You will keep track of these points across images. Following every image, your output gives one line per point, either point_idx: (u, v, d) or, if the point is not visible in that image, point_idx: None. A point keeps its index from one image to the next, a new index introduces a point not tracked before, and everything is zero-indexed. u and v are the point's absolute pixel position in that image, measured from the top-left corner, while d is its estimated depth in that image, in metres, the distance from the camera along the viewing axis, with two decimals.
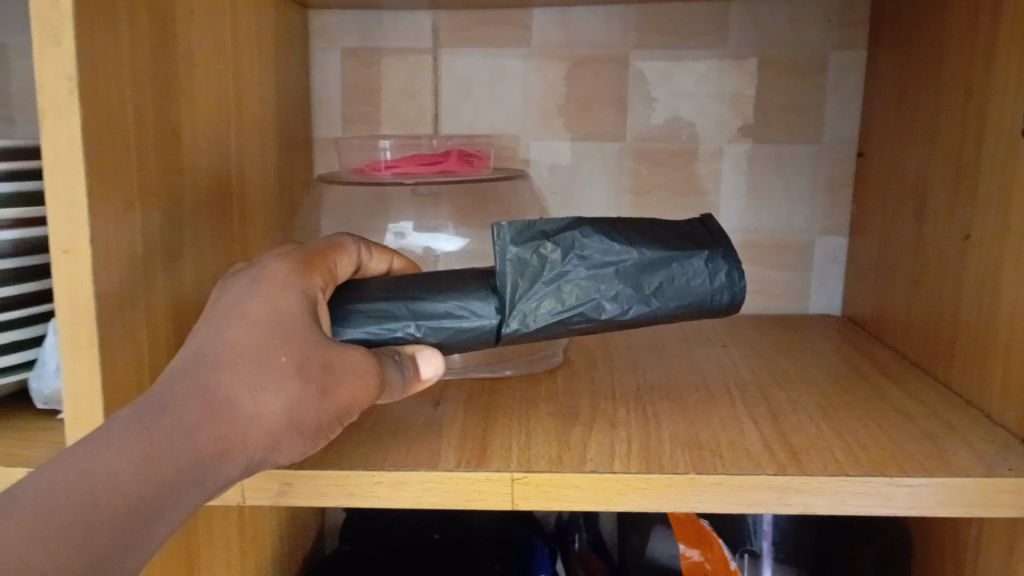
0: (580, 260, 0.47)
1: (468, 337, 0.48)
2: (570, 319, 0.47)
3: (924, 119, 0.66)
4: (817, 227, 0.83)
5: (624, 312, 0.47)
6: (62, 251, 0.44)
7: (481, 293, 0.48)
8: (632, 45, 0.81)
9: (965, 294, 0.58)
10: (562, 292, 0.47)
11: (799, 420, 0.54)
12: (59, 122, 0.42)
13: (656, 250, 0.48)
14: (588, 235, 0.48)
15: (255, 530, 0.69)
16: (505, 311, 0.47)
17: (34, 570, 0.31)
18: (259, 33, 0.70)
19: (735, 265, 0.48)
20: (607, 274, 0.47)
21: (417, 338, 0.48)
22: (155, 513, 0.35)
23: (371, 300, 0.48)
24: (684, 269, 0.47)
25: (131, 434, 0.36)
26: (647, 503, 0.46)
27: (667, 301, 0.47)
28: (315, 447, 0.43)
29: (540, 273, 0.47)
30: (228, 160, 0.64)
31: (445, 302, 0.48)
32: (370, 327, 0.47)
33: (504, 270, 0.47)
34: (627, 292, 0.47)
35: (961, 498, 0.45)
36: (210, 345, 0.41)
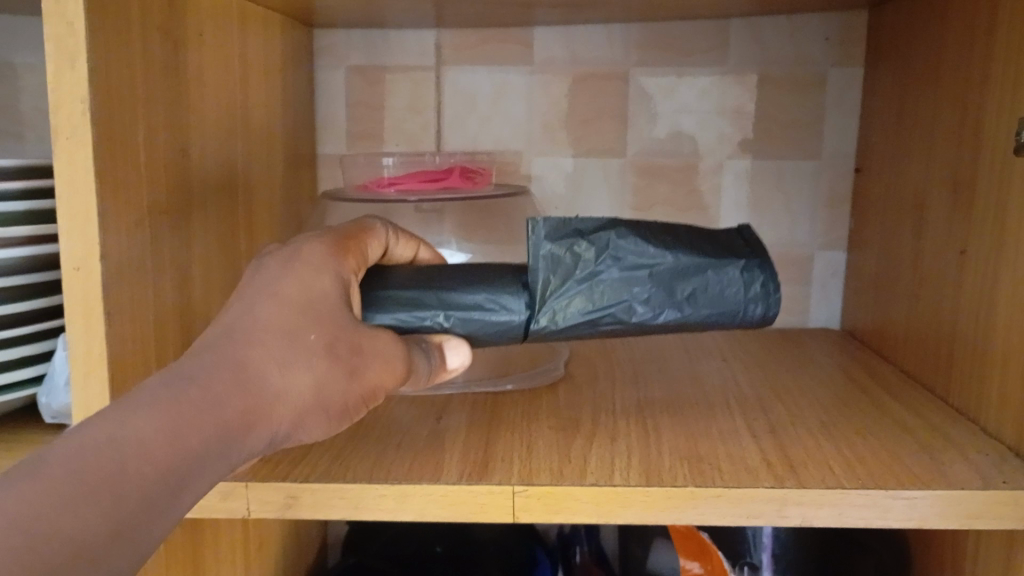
0: (613, 261, 0.48)
1: (496, 329, 0.49)
2: (600, 319, 0.48)
3: (921, 135, 0.67)
4: (817, 242, 0.84)
5: (655, 316, 0.48)
6: (73, 269, 0.45)
7: (513, 288, 0.49)
8: (634, 62, 0.82)
9: (962, 308, 0.59)
10: (593, 292, 0.48)
11: (798, 433, 0.55)
12: (72, 140, 0.43)
13: (692, 256, 0.48)
14: (624, 235, 0.48)
15: (259, 543, 0.70)
16: (534, 307, 0.48)
17: (64, 534, 0.30)
18: (267, 51, 0.71)
19: (771, 276, 0.48)
20: (640, 276, 0.48)
21: (445, 328, 0.49)
22: (182, 483, 0.35)
23: (400, 287, 0.49)
24: (719, 277, 0.48)
25: (164, 399, 0.35)
26: (647, 516, 0.47)
27: (699, 308, 0.48)
28: (337, 429, 0.44)
29: (573, 271, 0.48)
30: (235, 177, 0.65)
31: (475, 294, 0.49)
32: (400, 314, 0.48)
33: (537, 266, 0.48)
34: (659, 296, 0.48)
35: (957, 510, 0.46)
36: (241, 317, 0.40)
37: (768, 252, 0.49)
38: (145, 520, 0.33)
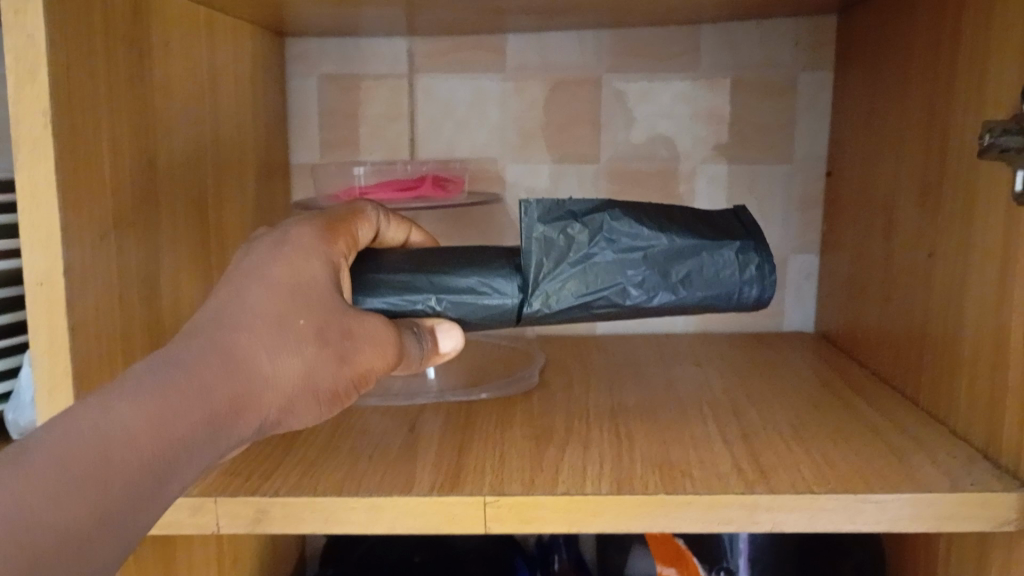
0: (607, 243, 0.48)
1: (488, 313, 0.49)
2: (594, 302, 0.48)
3: (889, 137, 0.67)
4: (791, 245, 0.84)
5: (649, 299, 0.48)
6: (37, 284, 0.45)
7: (505, 271, 0.49)
8: (606, 68, 0.82)
9: (931, 311, 0.59)
10: (587, 275, 0.48)
11: (769, 438, 0.55)
12: (34, 157, 0.43)
13: (688, 238, 0.48)
14: (618, 217, 0.49)
15: (233, 556, 0.69)
16: (527, 290, 0.48)
17: (51, 522, 0.31)
18: (237, 61, 0.71)
19: (767, 258, 0.48)
20: (634, 259, 0.48)
21: (437, 312, 0.49)
22: (167, 470, 0.35)
23: (392, 271, 0.49)
24: (714, 259, 0.48)
25: (149, 389, 0.36)
26: (618, 524, 0.47)
27: (694, 290, 0.48)
28: (329, 413, 0.44)
29: (566, 254, 0.48)
30: (205, 188, 0.65)
31: (468, 278, 0.49)
32: (391, 298, 0.48)
33: (530, 249, 0.48)
34: (653, 278, 0.48)
35: (927, 512, 0.46)
36: (228, 304, 0.40)
37: (763, 236, 0.49)
38: (133, 506, 0.34)
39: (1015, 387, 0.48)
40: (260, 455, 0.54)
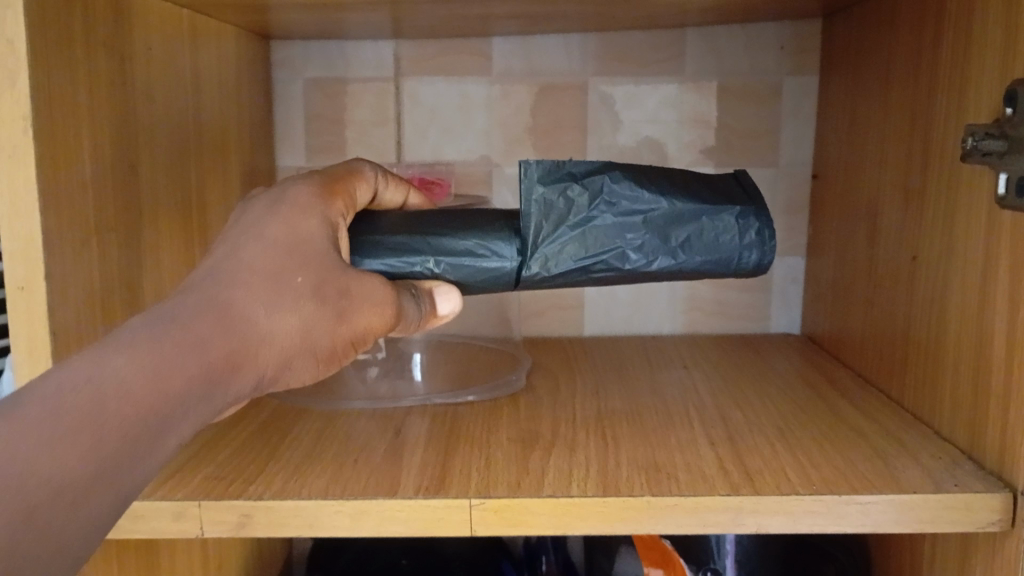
0: (607, 206, 0.48)
1: (486, 276, 0.48)
2: (593, 265, 0.48)
3: (872, 142, 0.68)
4: (777, 248, 0.84)
5: (649, 263, 0.48)
6: (17, 287, 0.44)
7: (504, 234, 0.49)
8: (592, 72, 0.82)
9: (915, 312, 0.60)
10: (587, 239, 0.48)
11: (755, 441, 0.55)
12: (13, 160, 0.43)
13: (688, 202, 0.48)
14: (618, 180, 0.48)
15: (218, 562, 0.69)
16: (526, 253, 0.48)
17: (43, 472, 0.32)
18: (221, 66, 0.70)
19: (767, 224, 0.48)
20: (634, 223, 0.48)
21: (435, 274, 0.48)
22: (163, 423, 0.36)
23: (389, 233, 0.49)
24: (714, 224, 0.48)
25: (145, 343, 0.36)
26: (604, 528, 0.47)
27: (694, 255, 0.48)
28: (328, 371, 0.44)
29: (566, 217, 0.48)
30: (189, 192, 0.64)
31: (467, 240, 0.49)
32: (389, 260, 0.48)
33: (529, 211, 0.48)
34: (653, 242, 0.48)
35: (911, 515, 0.46)
36: (227, 259, 0.41)
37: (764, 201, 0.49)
38: (128, 458, 0.35)
39: (997, 389, 0.48)
40: (245, 460, 0.54)
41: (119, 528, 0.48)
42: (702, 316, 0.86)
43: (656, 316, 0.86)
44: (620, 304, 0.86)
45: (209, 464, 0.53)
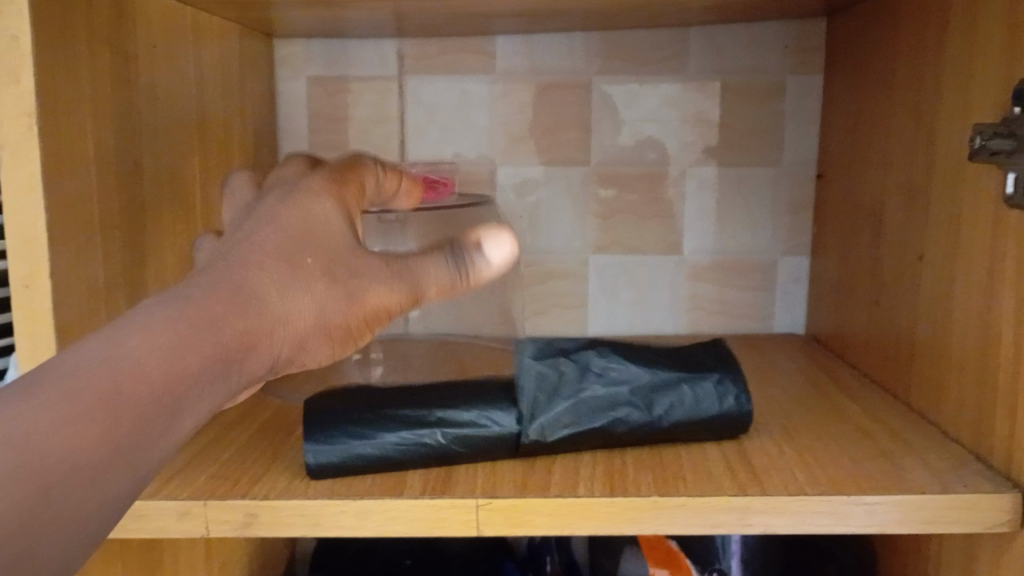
0: (596, 378, 0.54)
1: (488, 443, 0.51)
2: (587, 433, 0.52)
3: (876, 142, 0.68)
4: (781, 248, 0.84)
5: (636, 428, 0.52)
6: (21, 286, 0.44)
7: (505, 404, 0.52)
8: (595, 71, 0.82)
9: (920, 312, 0.59)
10: (579, 408, 0.52)
11: (761, 441, 0.55)
12: (18, 158, 0.43)
13: (670, 372, 0.54)
14: (604, 356, 0.55)
15: (222, 561, 0.69)
16: (524, 421, 0.51)
17: (59, 450, 0.31)
18: (223, 63, 0.70)
19: (743, 389, 0.54)
20: (622, 392, 0.53)
21: (441, 446, 0.50)
22: (179, 402, 0.35)
23: (400, 410, 0.52)
24: (695, 391, 0.53)
25: (159, 322, 0.36)
26: (609, 528, 0.47)
27: (674, 418, 0.53)
28: (344, 353, 0.44)
29: (558, 388, 0.53)
30: (192, 190, 0.64)
31: (471, 410, 0.51)
32: (402, 437, 0.50)
33: (525, 382, 0.54)
34: (641, 410, 0.52)
35: (918, 515, 0.46)
36: (238, 243, 0.41)
37: (739, 366, 0.55)
38: (142, 441, 0.34)
39: (1004, 389, 0.48)
40: (248, 460, 0.53)
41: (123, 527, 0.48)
42: (705, 316, 0.86)
43: (658, 315, 0.86)
44: (622, 304, 0.86)
45: (213, 463, 0.53)
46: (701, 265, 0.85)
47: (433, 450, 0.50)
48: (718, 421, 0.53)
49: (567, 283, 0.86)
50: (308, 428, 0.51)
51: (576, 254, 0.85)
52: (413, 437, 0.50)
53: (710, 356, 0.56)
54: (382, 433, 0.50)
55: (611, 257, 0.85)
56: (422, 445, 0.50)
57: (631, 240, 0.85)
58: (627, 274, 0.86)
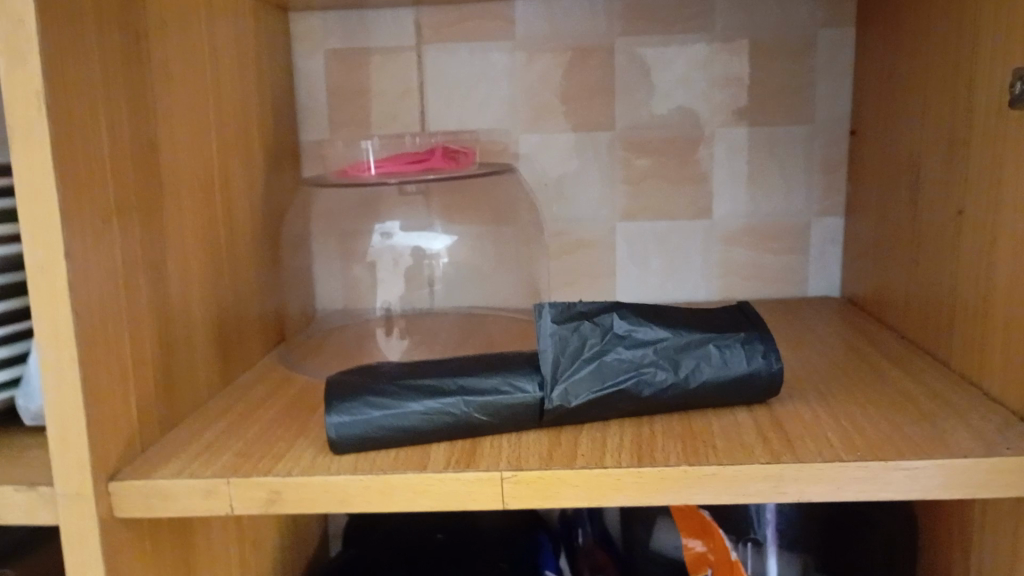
0: (618, 340, 0.52)
1: (512, 411, 0.50)
2: (612, 396, 0.50)
3: (912, 95, 0.65)
4: (815, 209, 0.82)
5: (663, 390, 0.51)
6: (37, 267, 0.44)
7: (526, 371, 0.51)
8: (619, 33, 0.80)
9: (962, 269, 0.57)
10: (603, 371, 0.50)
11: (795, 407, 0.53)
12: (29, 138, 0.42)
13: (695, 332, 0.52)
14: (625, 317, 0.53)
15: (254, 539, 0.69)
16: (547, 387, 0.50)
17: None
18: (239, 39, 0.69)
19: (772, 347, 0.52)
20: (647, 354, 0.51)
21: (464, 414, 0.49)
22: None
23: (420, 378, 0.51)
24: (721, 351, 0.52)
25: None
26: (639, 498, 0.46)
27: (702, 380, 0.51)
28: None
29: (581, 351, 0.51)
30: (212, 168, 0.63)
31: (493, 378, 0.50)
32: (427, 407, 0.49)
33: (547, 347, 0.51)
34: (667, 371, 0.51)
35: (961, 479, 0.45)
36: None
37: (767, 325, 0.53)
38: None
39: None
40: (274, 437, 0.53)
41: (149, 508, 0.47)
42: (738, 281, 0.84)
43: (689, 283, 0.85)
44: (651, 271, 0.85)
45: (238, 442, 0.52)
46: (733, 228, 0.83)
47: (457, 420, 0.49)
48: (747, 380, 0.52)
49: (595, 252, 0.84)
50: (329, 400, 0.50)
51: (604, 222, 0.84)
52: (437, 406, 0.49)
53: (737, 317, 0.55)
54: (404, 403, 0.49)
55: (639, 225, 0.83)
56: (446, 414, 0.49)
57: (659, 206, 0.83)
58: (656, 241, 0.84)
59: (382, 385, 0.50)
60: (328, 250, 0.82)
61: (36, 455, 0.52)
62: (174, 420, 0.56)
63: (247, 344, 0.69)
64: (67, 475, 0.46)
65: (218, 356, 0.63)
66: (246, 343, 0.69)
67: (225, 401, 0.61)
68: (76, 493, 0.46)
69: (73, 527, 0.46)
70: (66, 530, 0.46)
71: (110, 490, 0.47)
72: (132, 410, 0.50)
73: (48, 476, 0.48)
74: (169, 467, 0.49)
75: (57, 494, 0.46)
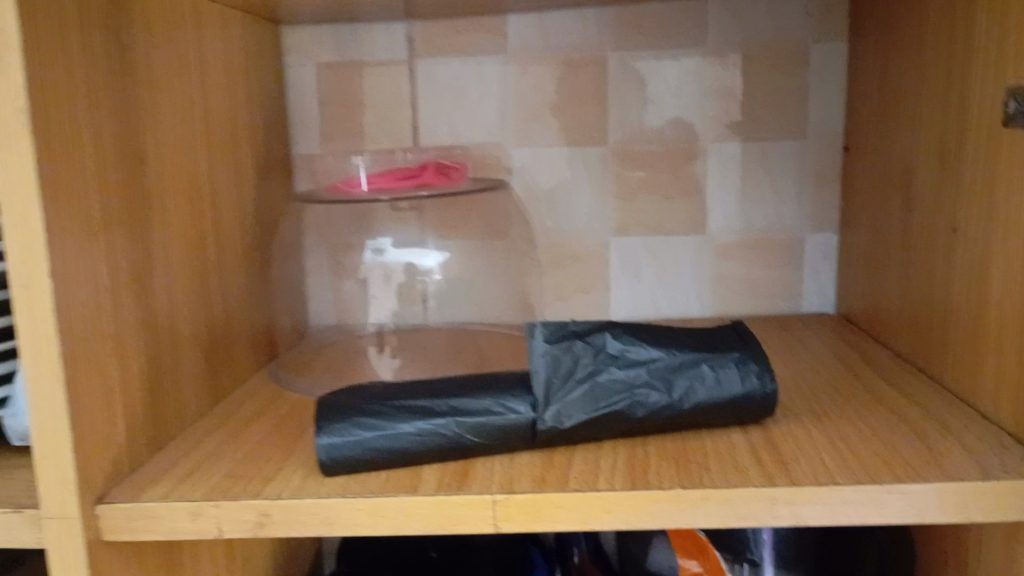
0: (611, 360, 0.51)
1: (504, 432, 0.49)
2: (605, 416, 0.50)
3: (905, 111, 0.65)
4: (808, 224, 0.82)
5: (657, 411, 0.50)
6: (21, 287, 0.43)
7: (518, 391, 0.51)
8: (611, 47, 0.79)
9: (955, 287, 0.57)
10: (595, 391, 0.50)
11: (790, 427, 0.53)
12: (12, 156, 0.42)
13: (688, 352, 0.52)
14: (618, 336, 0.53)
15: (244, 558, 0.68)
16: (539, 407, 0.50)
17: None
18: (229, 54, 0.69)
19: (766, 367, 0.52)
20: (640, 374, 0.51)
21: (455, 435, 0.49)
22: None
23: (412, 399, 0.50)
24: (715, 371, 0.51)
25: None
26: (632, 521, 0.45)
27: (695, 400, 0.51)
28: None
29: (574, 371, 0.51)
30: (201, 184, 0.63)
31: (485, 398, 0.50)
32: (418, 428, 0.49)
33: (539, 367, 0.51)
34: (661, 391, 0.50)
35: (956, 502, 0.44)
36: None
37: (761, 344, 0.53)
38: None
39: None
40: (263, 458, 0.52)
41: (136, 531, 0.47)
42: (732, 296, 0.84)
43: (683, 297, 0.84)
44: (645, 286, 0.84)
45: (227, 462, 0.52)
46: (726, 243, 0.83)
47: (448, 441, 0.49)
48: (741, 400, 0.51)
49: (588, 266, 0.84)
50: (319, 421, 0.49)
51: (597, 236, 0.83)
52: (428, 427, 0.49)
53: (731, 336, 0.54)
54: (395, 424, 0.49)
55: (633, 239, 0.83)
56: (437, 435, 0.49)
57: (652, 220, 0.83)
58: (650, 256, 0.83)
59: (373, 406, 0.50)
60: (319, 264, 0.82)
61: (21, 475, 0.51)
62: (162, 439, 0.55)
63: (237, 360, 0.68)
64: (52, 497, 0.45)
65: (208, 373, 0.63)
66: (236, 360, 0.68)
67: (214, 419, 0.60)
68: (61, 516, 0.45)
69: (58, 550, 0.45)
70: (51, 553, 0.46)
71: (97, 512, 0.46)
72: (119, 430, 0.50)
73: (33, 499, 0.47)
74: (156, 489, 0.48)
75: (42, 517, 0.45)
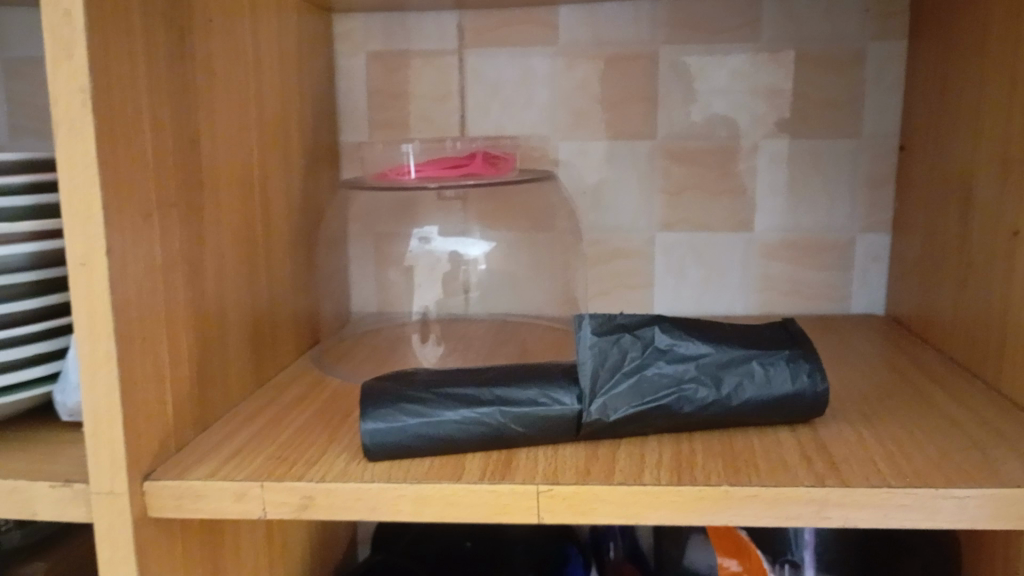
0: (658, 354, 0.51)
1: (549, 424, 0.49)
2: (651, 411, 0.49)
3: (966, 112, 0.63)
4: (858, 224, 0.80)
5: (704, 407, 0.50)
6: (78, 264, 0.44)
7: (564, 383, 0.50)
8: (663, 41, 0.79)
9: (1015, 291, 0.55)
10: (642, 385, 0.50)
11: (839, 428, 0.52)
12: (73, 134, 0.42)
13: (738, 349, 0.51)
14: (666, 331, 0.52)
15: (283, 542, 0.68)
16: (585, 400, 0.49)
17: None
18: (282, 41, 0.69)
19: (817, 366, 0.51)
20: (688, 370, 0.50)
21: (500, 425, 0.49)
22: None
23: (458, 387, 0.50)
24: (765, 369, 0.50)
25: None
26: (676, 517, 0.44)
27: (744, 397, 0.50)
28: None
29: (621, 364, 0.50)
30: (251, 168, 0.63)
31: (531, 389, 0.50)
32: (464, 415, 0.49)
33: (586, 360, 0.50)
34: (709, 388, 0.50)
35: (1012, 511, 0.43)
36: None
37: (811, 342, 0.52)
38: None
39: None
40: (306, 442, 0.53)
41: (181, 509, 0.47)
42: (777, 296, 0.83)
43: (728, 296, 0.83)
44: (689, 282, 0.83)
45: (270, 446, 0.52)
46: (774, 241, 0.81)
47: (492, 430, 0.49)
48: (791, 400, 0.50)
49: (632, 261, 0.83)
50: (365, 406, 0.49)
51: (641, 231, 0.82)
52: (473, 416, 0.49)
53: (780, 333, 0.54)
54: (440, 412, 0.49)
55: (678, 235, 0.82)
56: (482, 424, 0.48)
57: (698, 217, 0.82)
58: (695, 252, 0.83)
59: (417, 393, 0.50)
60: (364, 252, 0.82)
61: (70, 451, 0.52)
62: (207, 420, 0.55)
63: (281, 346, 0.69)
64: (101, 473, 0.45)
65: (253, 357, 0.63)
66: (281, 345, 0.69)
67: (258, 403, 0.61)
68: (109, 491, 0.46)
69: (104, 525, 0.46)
70: (99, 529, 0.46)
71: (144, 489, 0.47)
72: (167, 409, 0.50)
73: (81, 473, 0.48)
74: (202, 468, 0.49)
75: (91, 492, 0.46)
